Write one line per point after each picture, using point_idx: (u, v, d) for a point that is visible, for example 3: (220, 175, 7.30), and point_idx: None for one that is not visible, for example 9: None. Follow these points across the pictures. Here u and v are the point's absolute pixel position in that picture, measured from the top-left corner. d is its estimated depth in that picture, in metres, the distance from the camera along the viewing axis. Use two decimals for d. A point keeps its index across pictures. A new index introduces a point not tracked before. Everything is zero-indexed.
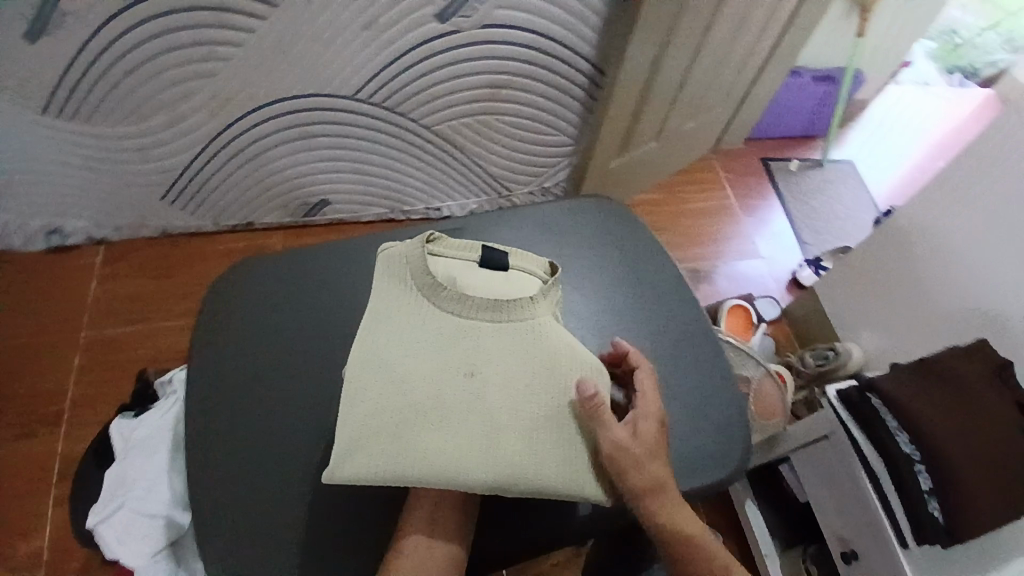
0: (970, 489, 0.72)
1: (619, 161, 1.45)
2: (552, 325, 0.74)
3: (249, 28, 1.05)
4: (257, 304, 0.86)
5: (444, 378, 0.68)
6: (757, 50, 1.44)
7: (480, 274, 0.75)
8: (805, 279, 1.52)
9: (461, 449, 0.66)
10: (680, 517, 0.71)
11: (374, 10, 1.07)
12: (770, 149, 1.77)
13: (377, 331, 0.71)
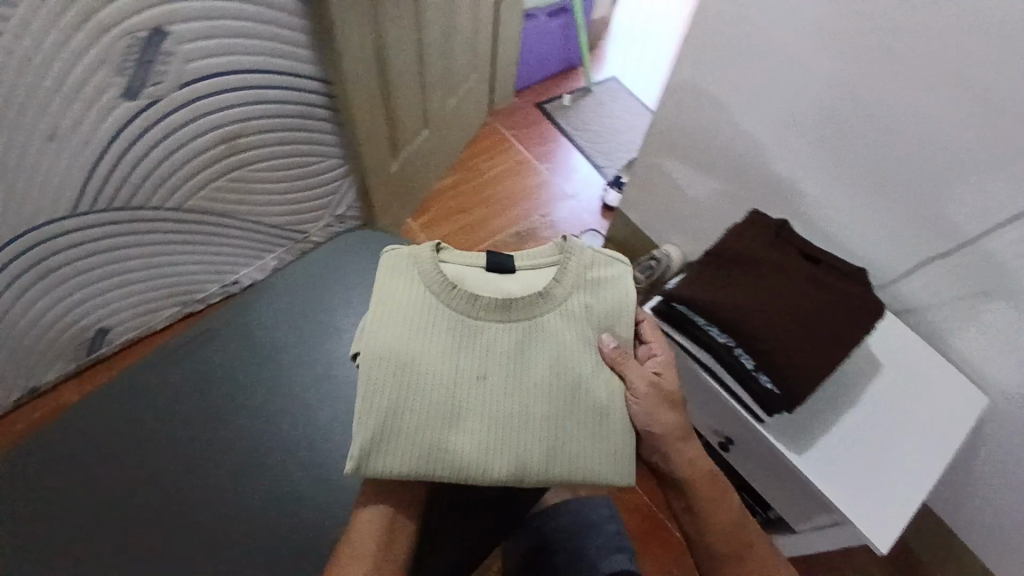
0: (782, 352, 0.77)
1: (398, 164, 1.40)
2: (563, 320, 0.75)
3: None
4: (42, 501, 0.74)
5: (458, 382, 0.72)
6: (480, 11, 1.44)
7: (489, 277, 0.77)
8: (610, 201, 1.57)
9: (483, 446, 0.70)
10: (693, 466, 0.80)
11: (50, 119, 0.90)
12: (539, 93, 1.81)
13: (389, 332, 0.73)
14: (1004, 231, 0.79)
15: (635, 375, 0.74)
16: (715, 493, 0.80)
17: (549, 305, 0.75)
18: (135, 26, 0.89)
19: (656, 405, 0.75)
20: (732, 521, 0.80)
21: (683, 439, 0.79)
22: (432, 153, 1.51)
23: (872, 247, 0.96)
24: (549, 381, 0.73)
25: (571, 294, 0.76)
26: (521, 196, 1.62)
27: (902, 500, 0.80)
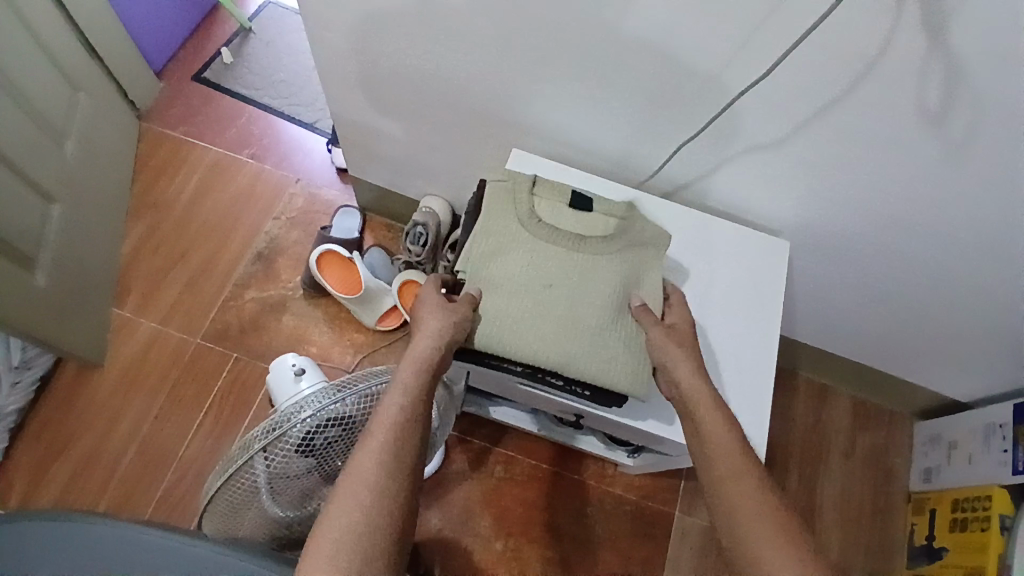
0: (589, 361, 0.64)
1: (47, 272, 1.00)
2: (636, 266, 0.68)
3: None
4: None
5: (527, 281, 0.66)
6: (31, 12, 0.98)
7: (577, 216, 0.69)
8: (341, 163, 1.28)
9: (535, 332, 0.64)
10: (698, 389, 0.61)
11: None
12: (187, 62, 1.38)
13: (490, 224, 0.68)
14: (753, 89, 0.67)
15: (650, 328, 0.64)
16: (721, 419, 0.59)
17: (620, 244, 0.68)
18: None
19: (672, 352, 0.63)
20: (738, 449, 0.57)
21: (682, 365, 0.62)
22: (85, 223, 1.10)
23: (623, 139, 0.81)
24: (603, 303, 0.66)
25: (640, 248, 0.69)
26: (238, 204, 1.26)
27: (756, 424, 0.74)
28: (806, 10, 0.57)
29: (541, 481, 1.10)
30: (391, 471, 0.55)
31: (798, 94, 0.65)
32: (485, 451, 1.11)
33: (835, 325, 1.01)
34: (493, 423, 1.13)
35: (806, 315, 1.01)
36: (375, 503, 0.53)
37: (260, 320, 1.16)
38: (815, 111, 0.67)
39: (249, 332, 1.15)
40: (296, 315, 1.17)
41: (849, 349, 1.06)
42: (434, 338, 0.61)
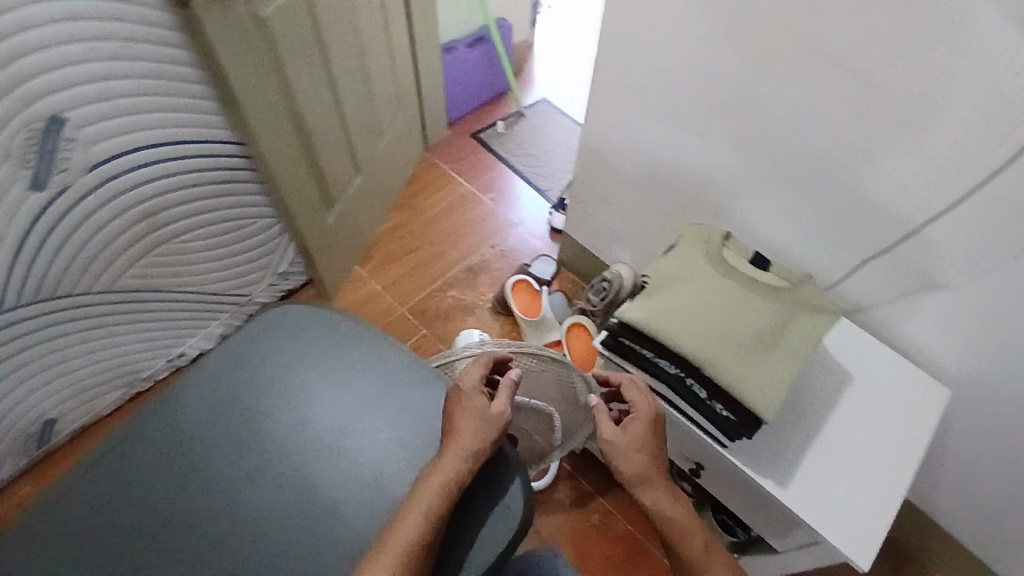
0: (736, 383, 0.73)
1: (335, 217, 1.36)
2: (790, 323, 0.78)
3: None
4: None
5: (701, 297, 0.78)
6: (396, 52, 1.43)
7: (754, 272, 0.82)
8: (557, 224, 1.54)
9: (696, 333, 0.75)
10: (668, 509, 0.66)
11: None
12: (473, 123, 1.79)
13: (681, 256, 0.83)
14: (933, 224, 0.78)
15: (600, 423, 0.71)
16: (686, 513, 0.67)
17: (779, 300, 0.79)
18: (30, 118, 0.90)
19: (630, 450, 0.69)
20: (705, 543, 0.65)
21: (642, 475, 0.67)
22: (368, 198, 1.47)
23: (812, 251, 0.95)
24: (759, 334, 0.76)
25: (799, 311, 0.79)
26: (468, 228, 1.57)
27: (870, 529, 0.78)
28: (986, 162, 0.70)
29: (630, 544, 1.14)
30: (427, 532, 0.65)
31: (976, 241, 0.76)
32: (588, 495, 1.19)
33: (988, 512, 0.97)
34: (606, 474, 1.21)
35: (956, 491, 0.99)
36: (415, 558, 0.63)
37: (451, 313, 1.43)
38: (990, 261, 0.76)
39: (439, 320, 1.42)
40: (477, 320, 1.41)
41: (997, 549, 1.00)
42: (473, 444, 0.70)
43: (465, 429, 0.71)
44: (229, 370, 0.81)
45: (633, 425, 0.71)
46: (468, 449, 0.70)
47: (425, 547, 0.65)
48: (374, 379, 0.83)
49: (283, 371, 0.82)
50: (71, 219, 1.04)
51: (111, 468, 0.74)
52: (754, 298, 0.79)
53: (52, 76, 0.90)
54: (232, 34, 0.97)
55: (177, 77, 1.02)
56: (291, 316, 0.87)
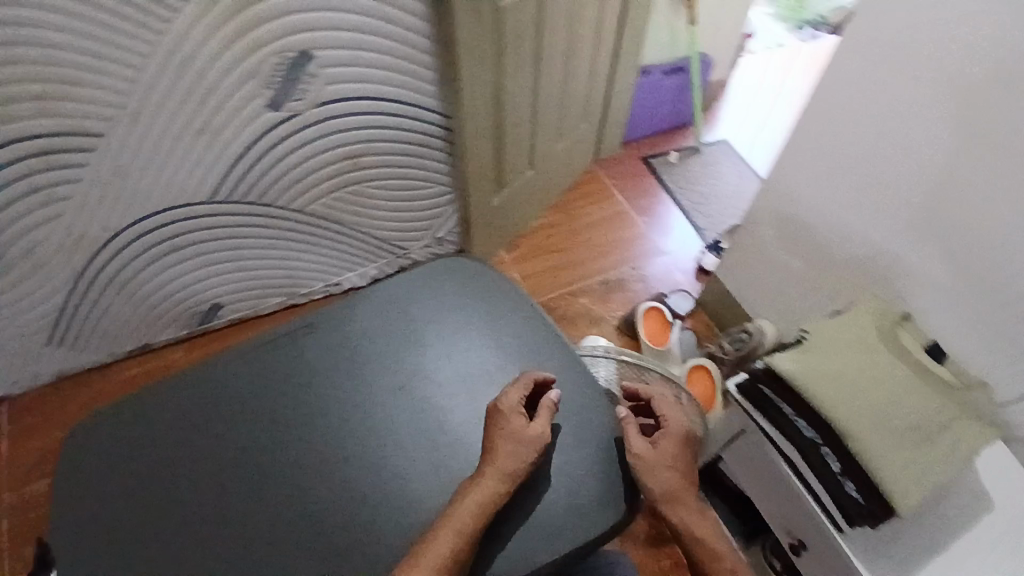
0: (875, 467, 0.73)
1: (500, 199, 1.46)
2: (948, 424, 0.77)
3: (85, 147, 1.06)
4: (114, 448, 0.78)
5: (860, 370, 0.79)
6: (598, 63, 1.49)
7: (917, 364, 0.82)
8: (706, 264, 1.53)
9: (849, 402, 0.76)
10: (693, 523, 0.76)
11: (215, 99, 1.08)
12: (648, 146, 1.81)
13: (845, 328, 0.85)
14: None
15: (633, 439, 0.79)
16: (710, 527, 0.77)
17: (940, 399, 0.79)
18: (285, 47, 1.06)
19: (661, 467, 0.78)
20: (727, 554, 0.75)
21: (671, 491, 0.77)
22: (532, 191, 1.54)
23: (992, 359, 0.89)
24: (912, 423, 0.76)
25: (958, 416, 0.79)
26: (616, 244, 1.60)
27: None
28: None
29: None
30: (466, 543, 0.69)
31: None
32: (665, 540, 1.16)
33: None
34: None
35: None
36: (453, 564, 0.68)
37: (578, 319, 1.47)
38: None
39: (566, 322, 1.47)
40: (600, 332, 1.44)
41: None
42: (509, 467, 0.74)
43: (504, 453, 0.75)
44: (393, 301, 0.90)
45: (665, 443, 0.80)
46: (505, 471, 0.74)
47: (463, 555, 0.69)
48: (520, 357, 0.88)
49: (436, 317, 0.90)
50: (291, 139, 1.20)
51: (283, 352, 0.85)
52: (915, 388, 0.79)
53: (317, 17, 1.05)
54: (471, 16, 1.07)
55: (409, 41, 1.15)
56: (457, 270, 0.95)
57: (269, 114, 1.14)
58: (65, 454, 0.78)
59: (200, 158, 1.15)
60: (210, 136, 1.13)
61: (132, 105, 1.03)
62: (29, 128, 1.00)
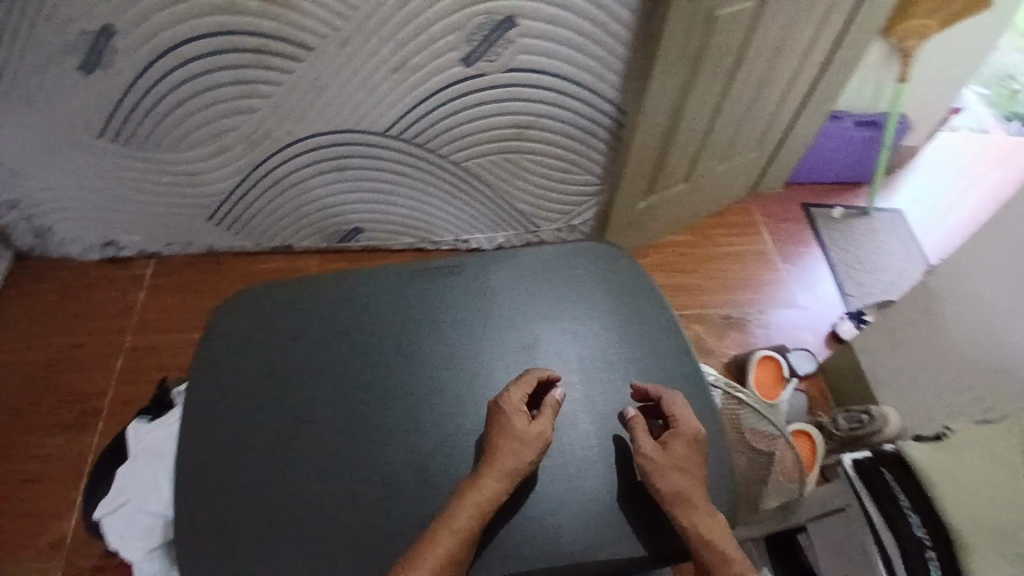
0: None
1: (645, 204, 1.45)
2: None
3: (296, 57, 1.16)
4: (262, 329, 0.89)
5: (987, 479, 0.79)
6: (788, 97, 1.42)
7: None
8: (843, 333, 1.45)
9: (962, 505, 0.77)
10: (699, 523, 0.75)
11: (417, 42, 1.15)
12: (811, 194, 1.70)
13: (996, 435, 0.83)
14: None
15: (641, 440, 0.80)
16: (721, 530, 0.75)
17: None
18: (494, 8, 1.10)
19: (670, 467, 0.77)
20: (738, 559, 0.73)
21: (679, 490, 0.76)
22: (679, 206, 1.51)
23: None
24: None
25: None
26: (750, 283, 1.54)
27: None
28: None
29: None
30: (469, 535, 0.71)
31: None
32: None
33: None
34: None
35: None
36: (457, 553, 0.70)
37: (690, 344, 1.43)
38: None
39: None
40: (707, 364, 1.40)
41: None
42: (510, 465, 0.76)
43: (506, 454, 0.77)
44: (529, 270, 0.98)
45: (674, 444, 0.80)
46: (505, 471, 0.75)
47: (465, 548, 0.71)
48: (638, 363, 0.92)
49: (564, 297, 0.96)
50: (471, 96, 1.25)
51: (427, 288, 0.94)
52: None
53: None
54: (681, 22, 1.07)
55: (611, 32, 1.16)
56: (593, 258, 1.00)
57: (461, 69, 1.20)
58: (226, 316, 0.90)
59: (388, 92, 1.24)
60: (404, 75, 1.21)
61: (349, 30, 1.12)
62: (257, 27, 1.12)
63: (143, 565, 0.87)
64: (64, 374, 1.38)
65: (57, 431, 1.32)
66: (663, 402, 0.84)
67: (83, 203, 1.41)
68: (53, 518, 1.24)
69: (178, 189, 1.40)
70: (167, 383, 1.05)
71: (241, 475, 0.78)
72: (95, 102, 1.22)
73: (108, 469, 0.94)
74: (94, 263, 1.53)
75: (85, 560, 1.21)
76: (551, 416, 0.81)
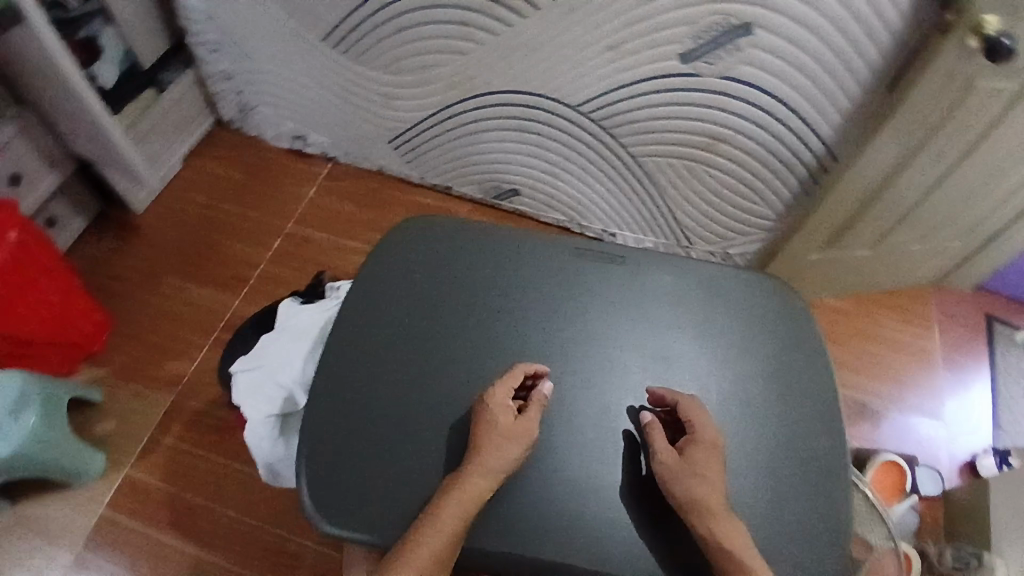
0: None
1: (820, 255, 1.39)
2: None
3: (522, 12, 1.18)
4: (426, 253, 0.91)
5: None
6: None
7: None
8: (982, 469, 1.31)
9: None
10: (718, 532, 0.70)
11: (642, 26, 1.13)
12: (1002, 307, 1.51)
13: None
14: None
15: (656, 444, 0.76)
16: (747, 544, 0.70)
17: None
18: (735, 12, 1.06)
19: (688, 474, 0.73)
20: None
21: (697, 497, 0.72)
22: (851, 270, 1.43)
23: None
24: None
25: None
26: (896, 378, 1.43)
27: None
28: None
29: None
30: (454, 532, 0.70)
31: None
32: None
33: None
34: None
35: None
36: (442, 548, 0.69)
37: None
38: None
39: None
40: None
41: None
42: (495, 463, 0.74)
43: (489, 451, 0.74)
44: (704, 281, 0.90)
45: (694, 452, 0.75)
46: (490, 469, 0.74)
47: (449, 544, 0.70)
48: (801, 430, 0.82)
49: (730, 318, 0.88)
50: (676, 93, 1.21)
51: (587, 268, 0.90)
52: None
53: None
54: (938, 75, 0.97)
55: (849, 68, 1.07)
56: (780, 289, 0.90)
57: (677, 63, 1.16)
58: (395, 232, 0.92)
59: (595, 67, 1.23)
60: (617, 54, 1.19)
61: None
62: None
63: (256, 427, 0.93)
64: (226, 238, 1.51)
65: (206, 286, 1.44)
66: (680, 409, 0.78)
67: (289, 94, 1.52)
68: (180, 358, 1.36)
69: (371, 105, 1.48)
70: (323, 275, 1.11)
71: (378, 381, 0.83)
72: (330, 5, 1.30)
73: (255, 333, 1.02)
74: (277, 150, 1.65)
75: (197, 403, 1.33)
76: (535, 408, 0.79)
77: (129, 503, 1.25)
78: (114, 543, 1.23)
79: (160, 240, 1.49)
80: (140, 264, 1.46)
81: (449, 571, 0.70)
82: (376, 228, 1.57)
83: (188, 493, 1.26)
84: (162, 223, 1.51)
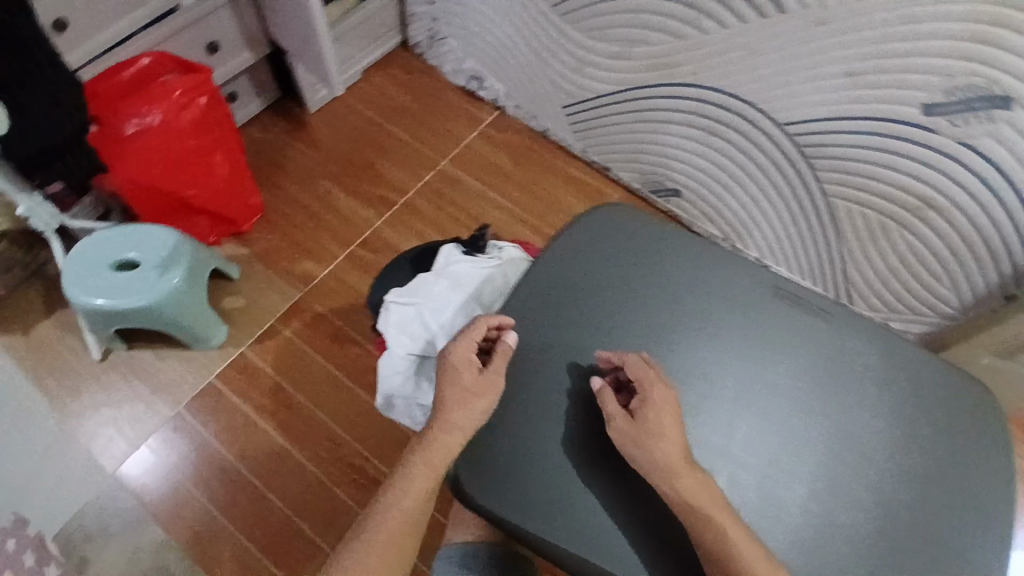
0: None
1: (991, 360, 1.28)
2: None
3: (762, 13, 1.09)
4: (618, 240, 0.86)
5: None
6: None
7: None
8: None
9: None
10: (688, 497, 0.67)
11: (891, 61, 1.03)
12: None
13: None
14: None
15: (610, 408, 0.73)
16: (725, 513, 0.67)
17: None
18: (1002, 82, 0.94)
19: (644, 438, 0.69)
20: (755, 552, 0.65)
21: (660, 459, 0.68)
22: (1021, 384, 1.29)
23: None
24: None
25: None
26: None
27: None
28: None
29: None
30: (422, 482, 0.73)
31: None
32: None
33: None
34: None
35: None
36: (410, 499, 0.72)
37: None
38: None
39: None
40: None
41: None
42: (462, 418, 0.73)
43: (454, 407, 0.74)
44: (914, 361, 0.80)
45: (647, 414, 0.71)
46: (455, 424, 0.73)
47: (419, 494, 0.73)
48: (982, 549, 0.72)
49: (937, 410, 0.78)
50: (898, 143, 1.10)
51: (786, 309, 0.82)
52: None
53: None
54: None
55: None
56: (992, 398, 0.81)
57: (913, 111, 1.05)
58: (594, 213, 0.89)
59: (819, 90, 1.13)
60: (850, 83, 1.09)
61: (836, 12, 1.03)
62: None
63: (394, 361, 0.91)
64: (385, 158, 1.54)
65: (356, 199, 1.48)
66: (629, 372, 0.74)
67: (481, 33, 1.49)
68: (316, 259, 1.41)
69: (559, 65, 1.43)
70: (485, 228, 1.06)
71: (545, 357, 0.80)
72: None
73: (410, 267, 1.00)
74: (450, 84, 1.65)
75: (320, 305, 1.37)
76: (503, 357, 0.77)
77: (237, 381, 1.30)
78: (216, 413, 1.28)
79: (323, 144, 1.53)
80: (301, 158, 1.51)
81: (426, 516, 0.74)
82: (527, 191, 1.54)
83: (294, 389, 1.30)
84: (330, 125, 1.55)
